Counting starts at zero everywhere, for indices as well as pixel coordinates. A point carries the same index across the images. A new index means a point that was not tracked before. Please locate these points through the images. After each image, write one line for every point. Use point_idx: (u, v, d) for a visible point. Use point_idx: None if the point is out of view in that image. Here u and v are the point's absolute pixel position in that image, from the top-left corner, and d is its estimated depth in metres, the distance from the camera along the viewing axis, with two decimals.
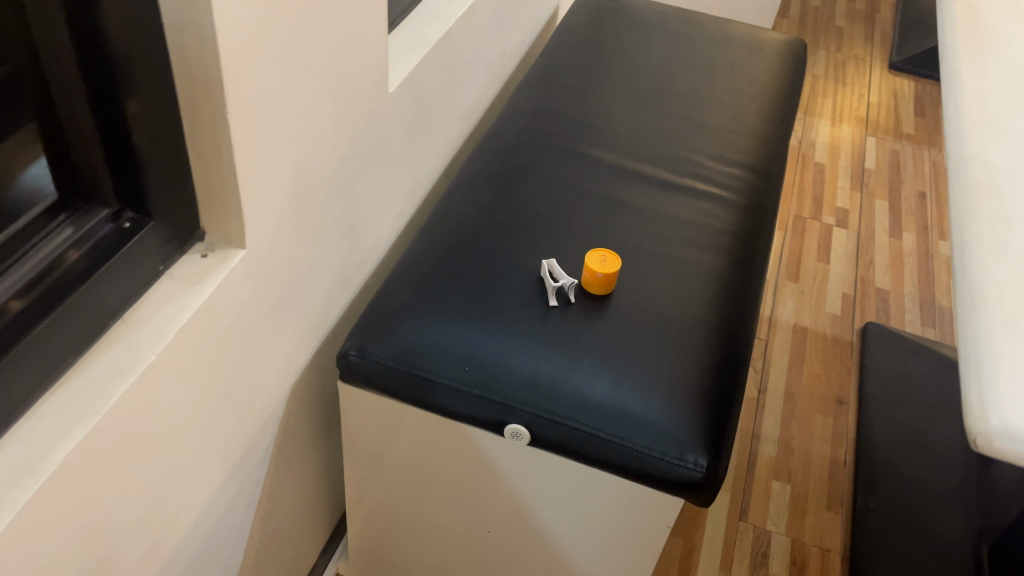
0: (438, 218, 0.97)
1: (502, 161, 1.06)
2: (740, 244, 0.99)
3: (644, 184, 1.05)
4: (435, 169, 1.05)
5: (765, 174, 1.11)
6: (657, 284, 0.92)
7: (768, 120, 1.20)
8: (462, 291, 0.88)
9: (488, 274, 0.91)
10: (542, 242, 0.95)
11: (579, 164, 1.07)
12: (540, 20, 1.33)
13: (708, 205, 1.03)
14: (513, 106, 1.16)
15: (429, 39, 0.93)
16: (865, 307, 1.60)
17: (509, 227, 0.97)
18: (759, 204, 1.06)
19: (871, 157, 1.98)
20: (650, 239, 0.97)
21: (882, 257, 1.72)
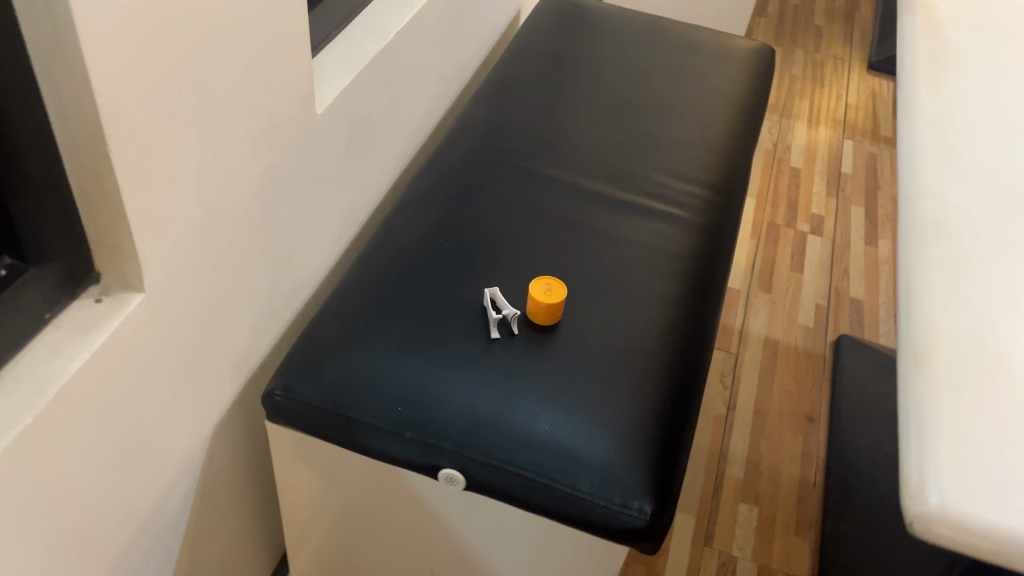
0: (379, 241, 0.93)
1: (450, 180, 1.01)
2: (698, 268, 0.95)
3: (598, 203, 1.00)
4: (378, 188, 1.00)
5: (727, 192, 1.07)
6: (607, 314, 0.87)
7: (733, 133, 1.16)
8: (400, 323, 0.84)
9: (428, 302, 0.86)
10: (487, 267, 0.90)
11: (531, 183, 1.02)
12: (497, 26, 1.28)
13: (665, 225, 0.99)
14: (465, 120, 1.11)
15: (365, 54, 0.88)
16: (839, 319, 1.56)
17: (453, 251, 0.92)
18: (718, 224, 1.02)
19: (848, 161, 1.93)
20: (602, 263, 0.93)
21: (857, 266, 1.68)
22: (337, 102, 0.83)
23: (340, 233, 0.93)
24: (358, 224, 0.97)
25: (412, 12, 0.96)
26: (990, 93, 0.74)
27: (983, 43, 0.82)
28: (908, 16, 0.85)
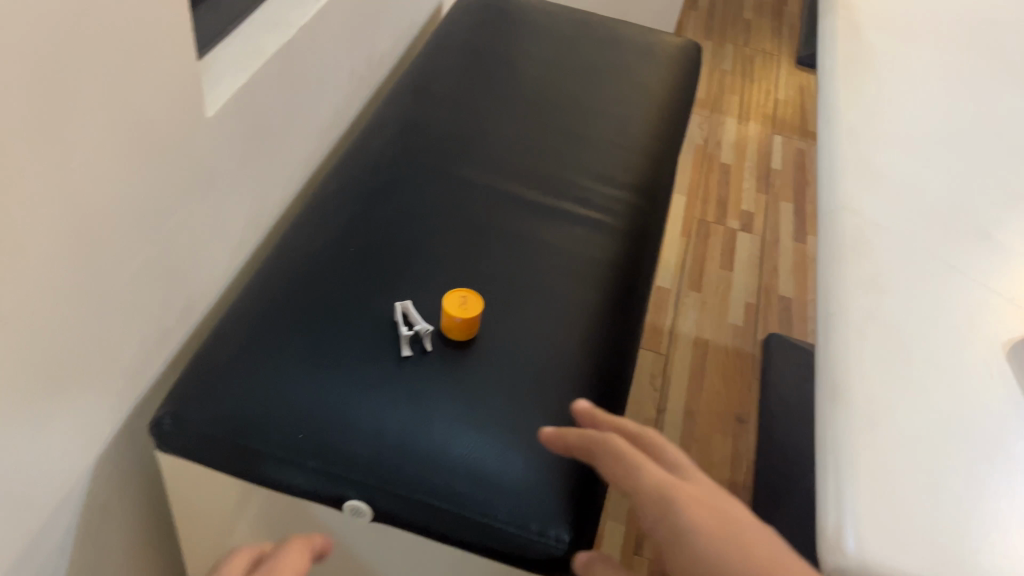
0: (284, 250, 0.87)
1: (360, 183, 0.96)
2: (620, 277, 0.91)
3: (517, 208, 0.96)
4: (283, 192, 0.94)
5: (652, 196, 1.04)
6: (525, 326, 0.83)
7: (659, 134, 1.13)
8: (305, 341, 0.78)
9: (334, 317, 0.80)
10: (398, 278, 0.85)
11: (448, 187, 0.97)
12: (416, 20, 1.23)
13: (585, 231, 0.95)
14: (379, 118, 1.05)
15: (264, 52, 0.82)
16: (767, 317, 1.56)
17: (363, 261, 0.87)
18: (641, 229, 0.99)
19: (777, 157, 1.93)
20: (520, 272, 0.88)
21: (786, 263, 1.67)
22: (231, 105, 0.77)
23: (238, 241, 0.86)
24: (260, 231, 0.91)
25: (318, 6, 0.89)
26: (911, 100, 0.72)
27: (903, 47, 0.80)
28: (829, 19, 0.83)
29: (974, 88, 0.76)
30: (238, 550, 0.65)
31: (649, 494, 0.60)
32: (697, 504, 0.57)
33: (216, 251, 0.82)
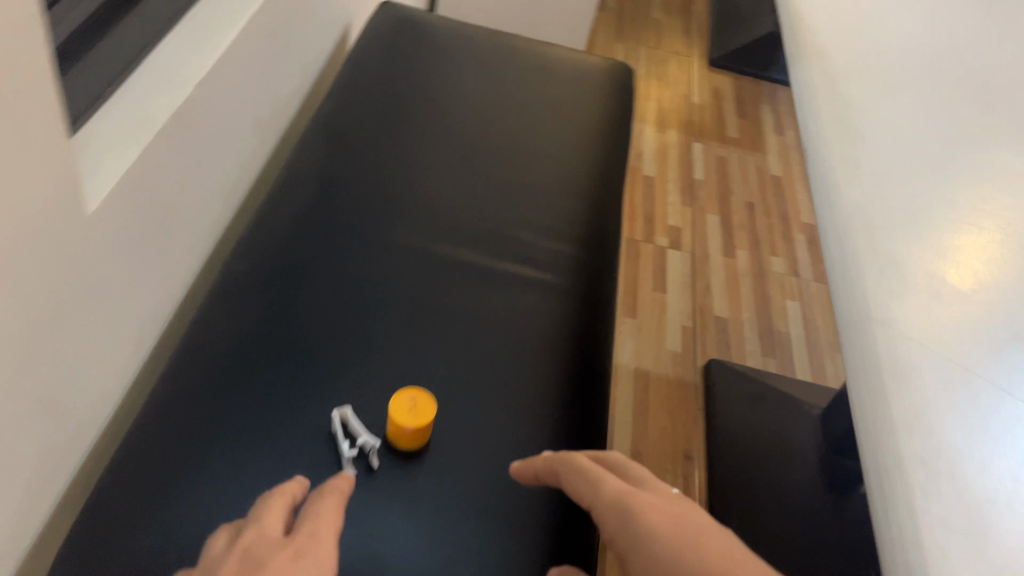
0: (191, 351, 0.75)
1: (277, 258, 0.84)
2: (578, 357, 0.84)
3: (460, 277, 0.88)
4: (186, 271, 0.81)
5: (604, 255, 0.96)
6: (480, 429, 0.75)
7: (604, 179, 1.05)
8: (230, 471, 0.68)
9: (259, 438, 0.70)
10: (330, 379, 0.76)
11: (381, 258, 0.87)
12: (324, 49, 1.09)
13: (533, 300, 0.88)
14: (291, 170, 0.93)
15: (154, 118, 0.68)
16: (704, 341, 1.51)
17: (289, 360, 0.76)
18: (592, 288, 0.91)
19: (699, 166, 1.88)
20: (466, 359, 0.80)
21: (718, 280, 1.63)
22: (119, 194, 0.64)
23: (133, 340, 0.74)
24: (161, 320, 0.78)
25: (215, 54, 0.76)
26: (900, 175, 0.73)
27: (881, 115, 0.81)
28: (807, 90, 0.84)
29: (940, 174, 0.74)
30: (275, 491, 0.57)
31: (609, 507, 0.57)
32: (651, 508, 0.55)
33: (109, 363, 0.70)
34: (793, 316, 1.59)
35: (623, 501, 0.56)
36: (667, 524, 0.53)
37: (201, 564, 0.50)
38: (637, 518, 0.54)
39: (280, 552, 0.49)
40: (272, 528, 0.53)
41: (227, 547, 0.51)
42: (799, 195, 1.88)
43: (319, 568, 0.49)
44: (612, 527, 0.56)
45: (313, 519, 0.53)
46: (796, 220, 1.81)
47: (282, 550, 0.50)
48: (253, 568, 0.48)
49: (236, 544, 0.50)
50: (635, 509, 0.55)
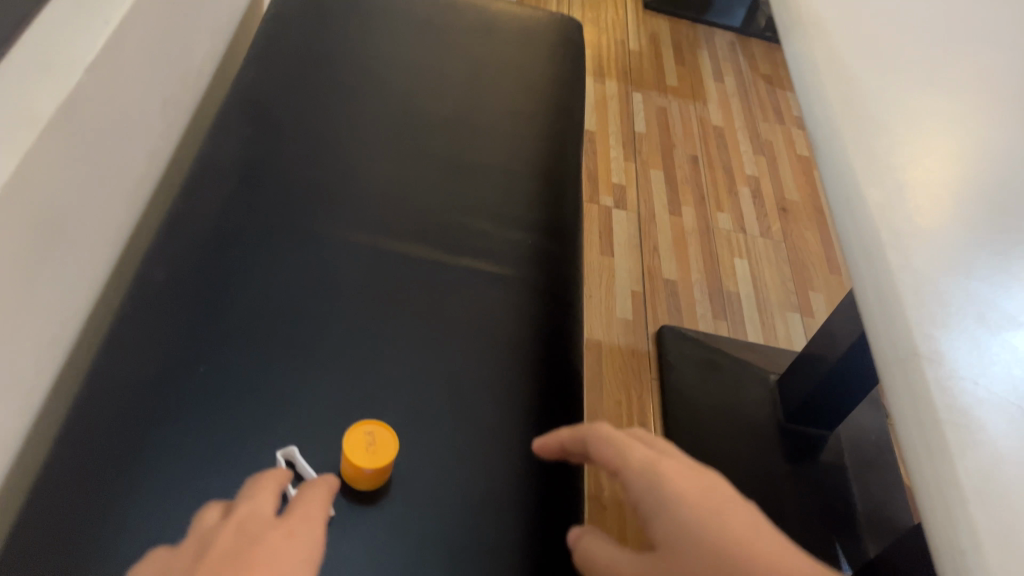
0: (104, 383, 0.63)
1: (198, 261, 0.73)
2: (548, 360, 0.76)
3: (411, 274, 0.78)
4: (88, 292, 0.70)
5: (572, 246, 0.88)
6: (455, 456, 0.67)
7: (561, 156, 0.97)
8: (162, 533, 0.58)
9: (189, 487, 0.60)
10: (271, 408, 0.66)
11: (322, 261, 0.77)
12: (237, 9, 0.96)
13: (493, 295, 0.79)
14: (207, 158, 0.81)
15: (37, 117, 0.55)
16: (655, 307, 1.46)
17: (220, 389, 0.66)
18: (556, 277, 0.84)
19: (640, 118, 1.81)
20: (424, 371, 0.71)
21: (665, 240, 1.57)
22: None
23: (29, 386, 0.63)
24: (60, 352, 0.67)
25: (108, 27, 0.63)
26: (920, 105, 0.64)
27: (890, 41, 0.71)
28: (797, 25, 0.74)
29: (1018, 130, 0.63)
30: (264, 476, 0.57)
31: (633, 475, 0.52)
32: (678, 476, 0.50)
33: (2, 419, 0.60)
34: (742, 275, 1.55)
35: (653, 466, 0.51)
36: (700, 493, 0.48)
37: (193, 535, 0.50)
38: (667, 484, 0.49)
39: (273, 529, 0.50)
40: (262, 507, 0.53)
41: (220, 521, 0.51)
42: (740, 145, 1.83)
43: (307, 543, 0.49)
44: (634, 492, 0.51)
45: (306, 505, 0.53)
46: (740, 172, 1.76)
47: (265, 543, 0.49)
48: (247, 539, 0.48)
49: (231, 516, 0.51)
50: (666, 479, 0.50)
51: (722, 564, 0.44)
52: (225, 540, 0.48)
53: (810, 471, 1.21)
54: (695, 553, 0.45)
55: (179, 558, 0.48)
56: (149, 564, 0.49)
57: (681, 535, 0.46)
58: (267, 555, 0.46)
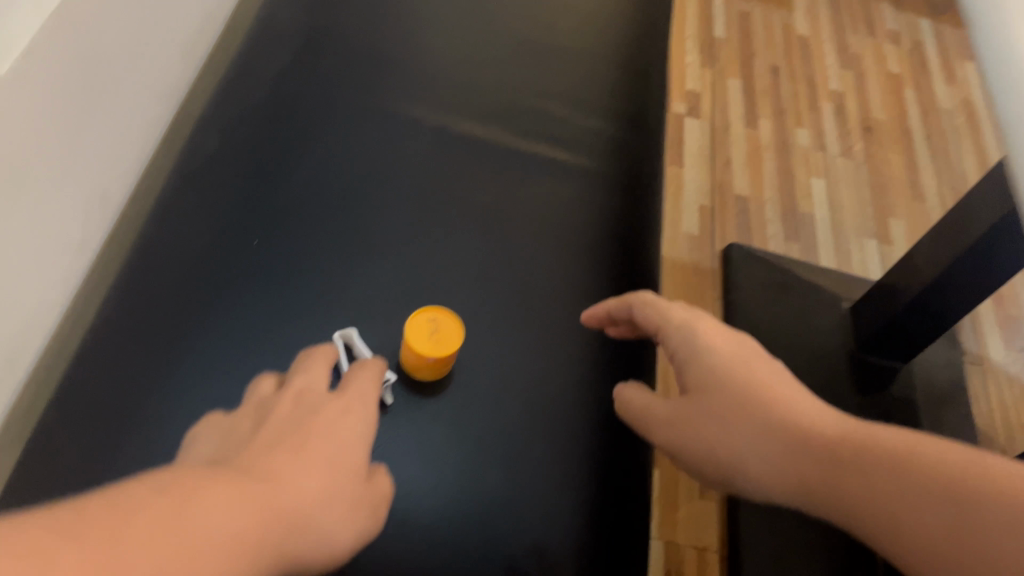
0: (154, 257, 0.62)
1: (252, 132, 0.70)
2: (624, 256, 0.72)
3: (482, 161, 0.75)
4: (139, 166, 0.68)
5: (656, 135, 0.82)
6: (519, 344, 0.66)
7: (650, 37, 0.89)
8: (218, 405, 0.58)
9: (239, 360, 0.61)
10: (327, 287, 0.66)
11: (389, 142, 0.74)
12: None
13: (569, 187, 0.75)
14: (267, 20, 0.76)
15: None
16: (724, 222, 1.39)
17: (275, 265, 0.65)
18: (637, 168, 0.78)
19: (720, 23, 1.69)
20: (487, 261, 0.69)
21: (739, 153, 1.48)
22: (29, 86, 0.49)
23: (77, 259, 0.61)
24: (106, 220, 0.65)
25: None
26: None
27: None
28: None
29: None
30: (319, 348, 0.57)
31: (674, 335, 0.61)
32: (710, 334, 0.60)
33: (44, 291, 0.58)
34: (817, 194, 1.46)
35: (689, 324, 0.60)
36: (727, 348, 0.58)
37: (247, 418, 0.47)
38: (700, 340, 0.59)
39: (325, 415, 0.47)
40: (323, 392, 0.51)
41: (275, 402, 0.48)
42: (826, 57, 1.71)
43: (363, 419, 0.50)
44: (675, 348, 0.61)
45: (359, 381, 0.54)
46: (823, 85, 1.65)
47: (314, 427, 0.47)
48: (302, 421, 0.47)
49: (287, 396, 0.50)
50: (701, 337, 0.59)
51: (753, 403, 0.55)
52: (282, 413, 0.49)
53: (879, 403, 1.15)
54: (728, 397, 0.55)
55: (240, 422, 0.50)
56: (211, 428, 0.51)
57: (714, 383, 0.57)
58: (321, 428, 0.46)
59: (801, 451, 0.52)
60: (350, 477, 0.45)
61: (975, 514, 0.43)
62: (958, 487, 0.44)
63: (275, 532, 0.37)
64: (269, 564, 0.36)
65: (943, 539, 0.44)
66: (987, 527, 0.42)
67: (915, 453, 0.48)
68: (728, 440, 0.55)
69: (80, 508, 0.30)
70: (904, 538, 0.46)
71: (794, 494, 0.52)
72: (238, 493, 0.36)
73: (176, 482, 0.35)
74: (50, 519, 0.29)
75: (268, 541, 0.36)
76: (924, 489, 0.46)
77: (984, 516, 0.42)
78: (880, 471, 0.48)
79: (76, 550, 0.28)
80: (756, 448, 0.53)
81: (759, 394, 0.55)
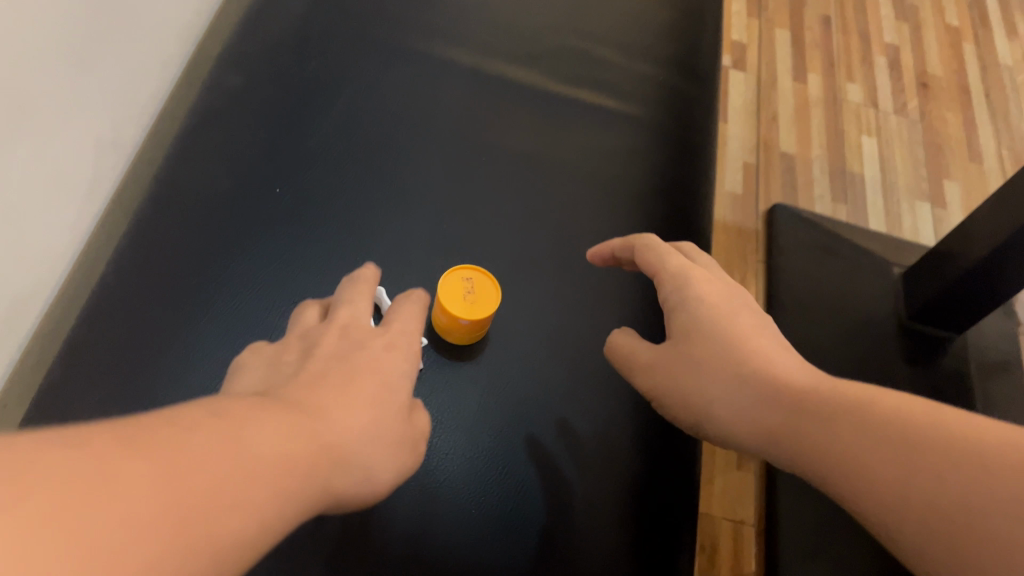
0: (187, 191, 0.68)
1: (287, 69, 0.76)
2: (677, 192, 0.77)
3: (534, 101, 0.80)
4: (117, 105, 0.71)
5: (708, 80, 0.85)
6: (555, 295, 0.70)
7: None
8: (245, 335, 0.63)
9: (262, 290, 0.66)
10: (358, 219, 0.72)
11: (421, 99, 0.78)
12: None
13: (617, 128, 0.80)
14: None
15: None
16: (769, 181, 1.32)
17: (309, 198, 0.71)
18: (688, 112, 0.82)
19: None
20: (533, 195, 0.75)
21: (786, 108, 1.41)
22: None
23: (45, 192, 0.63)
24: (89, 156, 0.68)
25: None
26: None
27: None
28: None
29: None
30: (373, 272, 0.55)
31: (670, 283, 0.60)
32: (702, 282, 0.59)
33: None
34: (868, 153, 1.38)
35: (685, 272, 0.59)
36: (718, 298, 0.57)
37: (271, 379, 0.43)
38: (691, 287, 0.58)
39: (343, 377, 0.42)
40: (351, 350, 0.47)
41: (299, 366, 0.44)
42: (881, 8, 1.61)
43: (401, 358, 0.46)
44: (667, 295, 0.60)
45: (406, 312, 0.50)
46: (877, 38, 1.56)
47: (335, 383, 0.42)
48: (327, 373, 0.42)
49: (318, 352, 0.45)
50: (693, 283, 0.58)
51: (739, 352, 0.54)
52: (329, 346, 0.46)
53: (930, 372, 1.09)
54: (704, 346, 0.55)
55: (285, 351, 0.47)
56: (248, 359, 0.48)
57: (692, 331, 0.56)
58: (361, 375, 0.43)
59: (771, 400, 0.50)
60: (393, 418, 0.42)
61: (915, 472, 0.40)
62: (912, 434, 0.42)
63: (319, 469, 0.35)
64: (311, 502, 0.34)
65: (885, 490, 0.41)
66: (933, 465, 0.40)
67: (876, 402, 0.45)
68: (712, 392, 0.53)
69: (116, 436, 0.28)
70: (852, 487, 0.44)
71: (761, 443, 0.51)
72: (283, 424, 0.35)
73: (223, 411, 0.33)
74: (80, 433, 0.27)
75: (314, 474, 0.35)
76: (876, 439, 0.43)
77: (930, 466, 0.40)
78: (841, 414, 0.46)
79: (119, 470, 0.26)
80: (744, 406, 0.52)
81: (733, 341, 0.54)
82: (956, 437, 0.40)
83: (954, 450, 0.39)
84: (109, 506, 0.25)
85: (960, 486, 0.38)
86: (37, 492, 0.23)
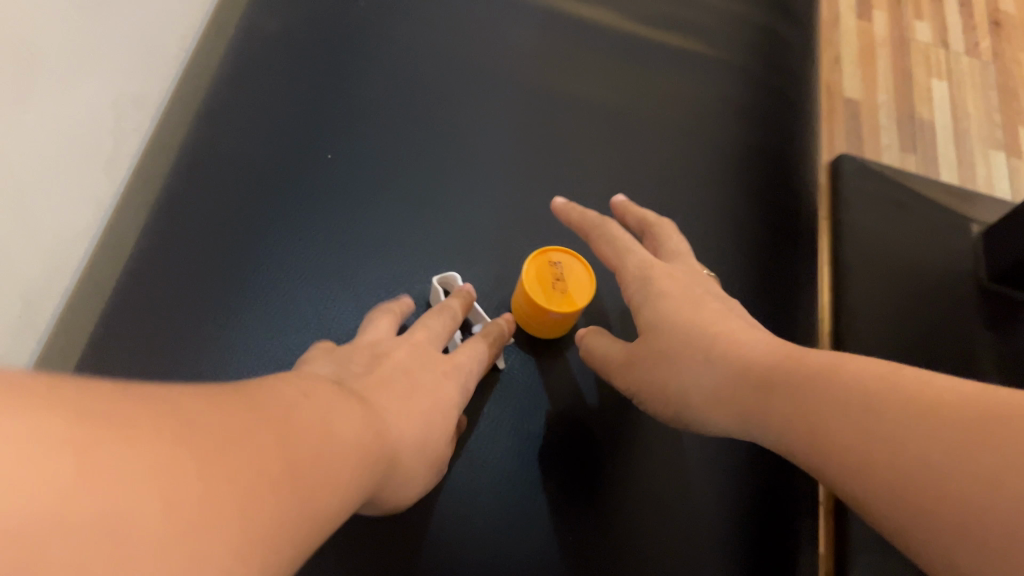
0: (223, 153, 0.66)
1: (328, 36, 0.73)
2: (764, 144, 0.77)
3: (609, 44, 0.79)
4: (138, 55, 0.63)
5: (789, 27, 0.84)
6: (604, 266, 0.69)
7: None
8: (286, 325, 0.61)
9: (306, 275, 0.63)
10: (423, 180, 0.69)
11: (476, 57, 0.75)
12: None
13: (690, 76, 0.79)
14: None
15: None
16: (834, 130, 1.23)
17: (373, 158, 0.69)
18: (771, 61, 0.82)
19: None
20: (602, 150, 0.74)
21: (850, 48, 1.31)
22: None
23: (75, 152, 0.56)
24: (112, 111, 0.60)
25: None
26: None
27: None
28: None
29: None
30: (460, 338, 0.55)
31: (631, 275, 0.58)
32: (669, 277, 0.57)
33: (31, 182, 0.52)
34: (939, 97, 1.28)
35: (645, 273, 0.57)
36: (676, 287, 0.55)
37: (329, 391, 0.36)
38: (656, 282, 0.56)
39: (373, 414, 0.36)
40: None
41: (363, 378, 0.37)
42: None
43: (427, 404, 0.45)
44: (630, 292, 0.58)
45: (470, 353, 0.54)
46: None
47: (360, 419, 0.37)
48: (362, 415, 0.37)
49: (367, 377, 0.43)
50: (656, 277, 0.56)
51: (697, 336, 0.50)
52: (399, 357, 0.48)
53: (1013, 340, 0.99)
54: (663, 338, 0.52)
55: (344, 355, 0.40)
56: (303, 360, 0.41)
57: (662, 319, 0.53)
58: None
59: (743, 377, 0.47)
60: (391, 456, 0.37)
61: (900, 470, 0.36)
62: (877, 406, 0.38)
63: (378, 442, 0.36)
64: None
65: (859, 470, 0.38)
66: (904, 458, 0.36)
67: (840, 367, 0.42)
68: (688, 380, 0.50)
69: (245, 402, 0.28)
70: (814, 452, 0.41)
71: (741, 424, 0.48)
72: (357, 416, 0.35)
73: (310, 392, 0.33)
74: (223, 397, 0.27)
75: (380, 451, 0.36)
76: (843, 416, 0.39)
77: (905, 453, 0.36)
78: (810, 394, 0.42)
79: (254, 437, 0.26)
80: (727, 399, 0.48)
81: (701, 324, 0.51)
82: (919, 400, 0.36)
83: (912, 408, 0.36)
84: (246, 468, 0.24)
85: (930, 473, 0.34)
86: (195, 444, 0.23)
